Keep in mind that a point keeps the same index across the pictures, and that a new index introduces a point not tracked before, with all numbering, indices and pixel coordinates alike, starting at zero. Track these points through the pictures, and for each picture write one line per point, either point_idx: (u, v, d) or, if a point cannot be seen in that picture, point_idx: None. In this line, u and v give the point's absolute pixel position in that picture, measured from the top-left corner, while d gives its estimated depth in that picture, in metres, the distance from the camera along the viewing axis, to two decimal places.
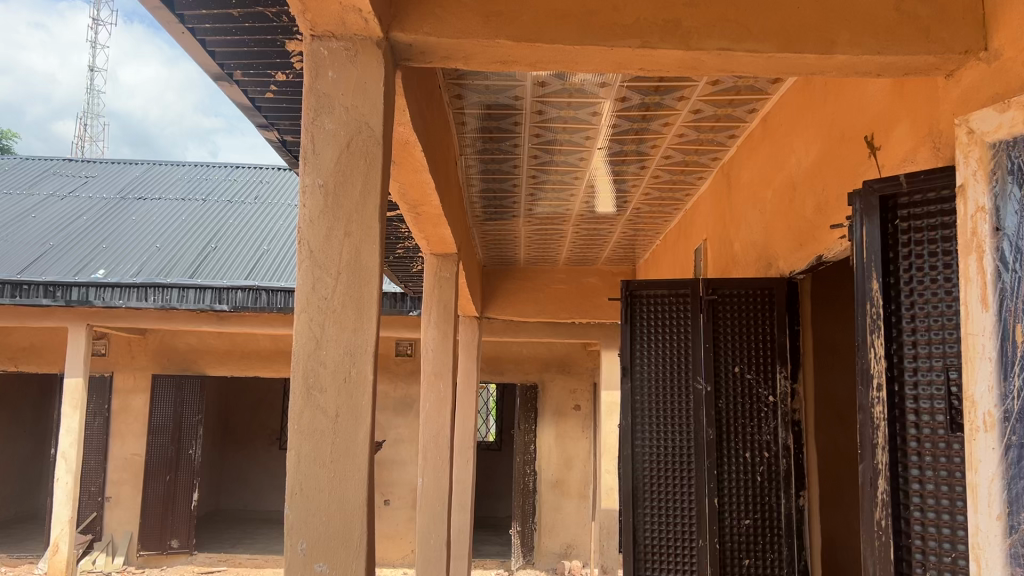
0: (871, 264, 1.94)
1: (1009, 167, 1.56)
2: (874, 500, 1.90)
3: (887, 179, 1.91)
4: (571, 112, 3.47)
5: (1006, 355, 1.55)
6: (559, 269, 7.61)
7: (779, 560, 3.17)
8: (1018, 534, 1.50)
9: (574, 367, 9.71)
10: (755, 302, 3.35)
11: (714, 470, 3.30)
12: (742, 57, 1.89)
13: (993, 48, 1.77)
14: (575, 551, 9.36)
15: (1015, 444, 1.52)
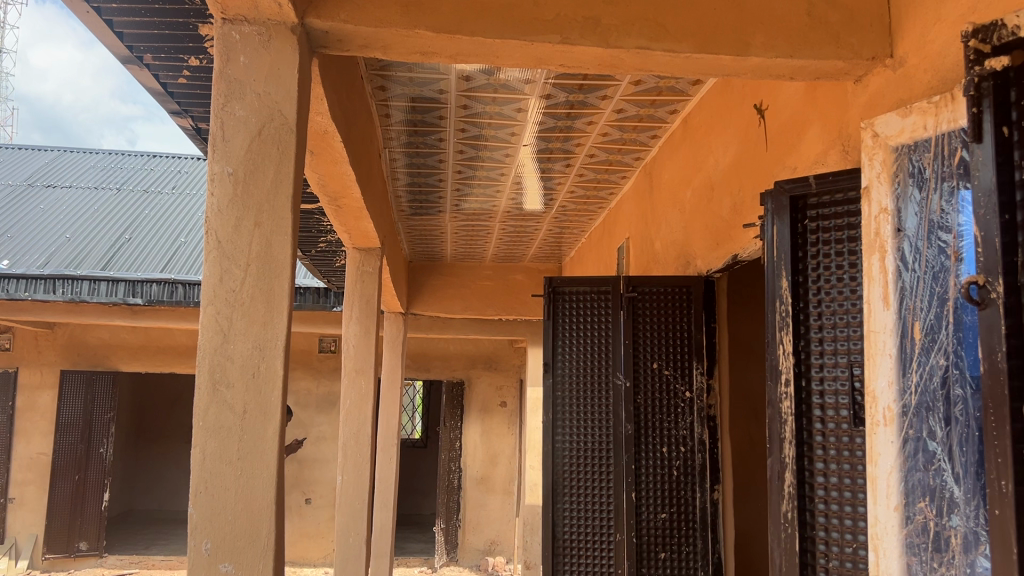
0: (781, 263, 1.98)
1: (910, 171, 1.62)
2: (780, 495, 1.93)
3: (798, 180, 1.96)
4: (496, 107, 3.46)
5: (905, 352, 1.60)
6: (485, 265, 7.62)
7: (694, 553, 3.26)
8: (913, 525, 1.56)
9: (501, 363, 9.73)
10: (673, 299, 3.42)
11: (633, 464, 3.34)
12: (659, 56, 1.90)
13: (899, 56, 1.84)
14: (499, 547, 9.39)
15: (912, 437, 1.58)
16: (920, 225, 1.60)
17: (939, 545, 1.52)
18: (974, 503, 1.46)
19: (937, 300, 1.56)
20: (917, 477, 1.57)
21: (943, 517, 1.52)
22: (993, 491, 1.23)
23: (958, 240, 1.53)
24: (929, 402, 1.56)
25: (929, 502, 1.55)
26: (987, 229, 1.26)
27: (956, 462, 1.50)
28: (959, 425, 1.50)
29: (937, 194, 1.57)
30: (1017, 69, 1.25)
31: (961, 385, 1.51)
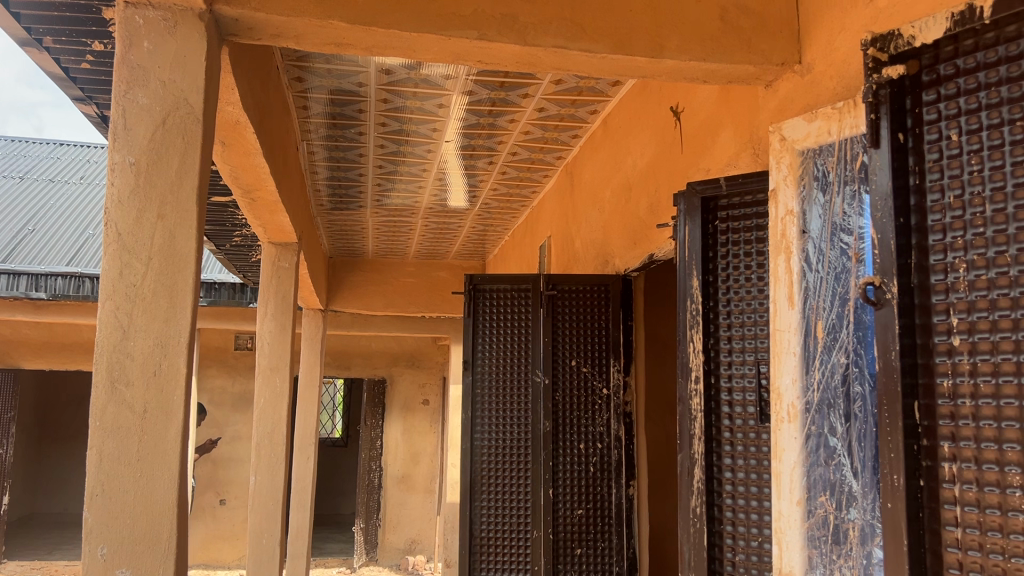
0: (692, 262, 2.01)
1: (815, 175, 1.66)
2: (689, 490, 1.96)
3: (709, 182, 2.00)
4: (417, 102, 3.43)
5: (809, 350, 1.64)
6: (407, 263, 7.56)
7: (609, 548, 3.30)
8: (815, 518, 1.60)
9: (424, 361, 9.64)
10: (591, 296, 3.46)
11: (550, 461, 3.37)
12: (576, 56, 1.91)
13: (807, 62, 1.89)
14: (419, 545, 9.34)
15: (814, 434, 1.62)
16: (823, 227, 1.65)
17: (838, 536, 1.57)
18: (870, 497, 1.54)
19: (839, 299, 1.62)
20: (819, 472, 1.61)
21: (843, 510, 1.58)
22: (886, 484, 1.27)
23: (858, 241, 1.61)
24: (831, 399, 1.61)
25: (829, 496, 1.59)
26: (883, 231, 1.30)
27: (855, 456, 1.58)
28: (858, 421, 1.58)
29: (839, 198, 1.63)
30: (912, 78, 1.30)
31: (861, 382, 1.58)
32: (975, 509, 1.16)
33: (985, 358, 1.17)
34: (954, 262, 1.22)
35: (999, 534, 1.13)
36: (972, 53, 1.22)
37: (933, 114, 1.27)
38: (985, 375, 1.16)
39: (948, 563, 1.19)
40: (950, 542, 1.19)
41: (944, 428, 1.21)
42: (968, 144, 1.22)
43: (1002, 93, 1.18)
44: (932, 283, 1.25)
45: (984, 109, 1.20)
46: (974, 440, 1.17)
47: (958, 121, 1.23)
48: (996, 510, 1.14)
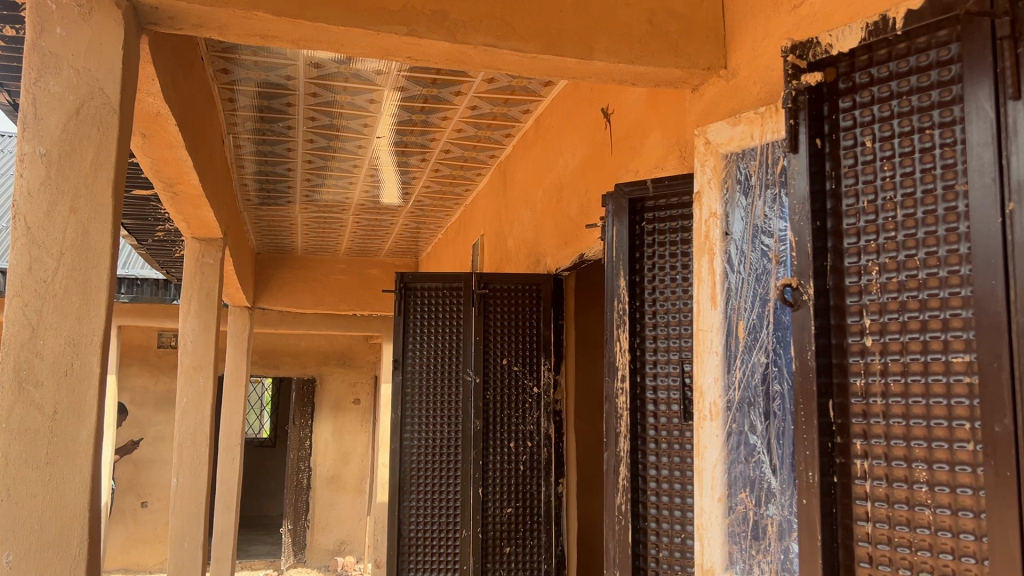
0: (619, 262, 2.02)
1: (737, 178, 1.70)
2: (615, 488, 1.96)
3: (636, 183, 2.02)
4: (347, 97, 3.38)
5: (730, 350, 1.68)
6: (338, 260, 7.47)
7: (537, 546, 3.34)
8: (735, 514, 1.64)
9: (355, 360, 9.53)
10: (523, 296, 3.47)
11: (480, 461, 3.36)
12: (506, 55, 1.90)
13: (731, 67, 1.94)
14: (348, 546, 9.27)
15: (735, 432, 1.65)
16: (745, 229, 1.69)
17: (757, 532, 1.60)
18: (787, 493, 1.56)
19: (759, 300, 1.65)
20: (739, 469, 1.64)
21: (762, 506, 1.61)
22: (801, 481, 1.31)
23: (778, 243, 1.62)
24: (751, 398, 1.64)
25: (749, 493, 1.63)
26: (801, 234, 1.34)
27: (774, 454, 1.60)
28: (776, 419, 1.61)
29: (761, 201, 1.66)
30: (829, 85, 1.34)
31: (779, 381, 1.60)
32: (884, 505, 1.20)
33: (896, 358, 1.21)
34: (867, 265, 1.26)
35: (906, 528, 1.17)
36: (885, 62, 1.26)
37: (849, 121, 1.30)
38: (895, 374, 1.20)
39: (859, 557, 1.23)
40: (861, 536, 1.23)
41: (857, 425, 1.25)
42: (881, 151, 1.25)
43: (913, 101, 1.21)
44: (846, 285, 1.29)
45: (896, 117, 1.23)
46: (885, 437, 1.21)
47: (872, 128, 1.27)
48: (904, 504, 1.18)
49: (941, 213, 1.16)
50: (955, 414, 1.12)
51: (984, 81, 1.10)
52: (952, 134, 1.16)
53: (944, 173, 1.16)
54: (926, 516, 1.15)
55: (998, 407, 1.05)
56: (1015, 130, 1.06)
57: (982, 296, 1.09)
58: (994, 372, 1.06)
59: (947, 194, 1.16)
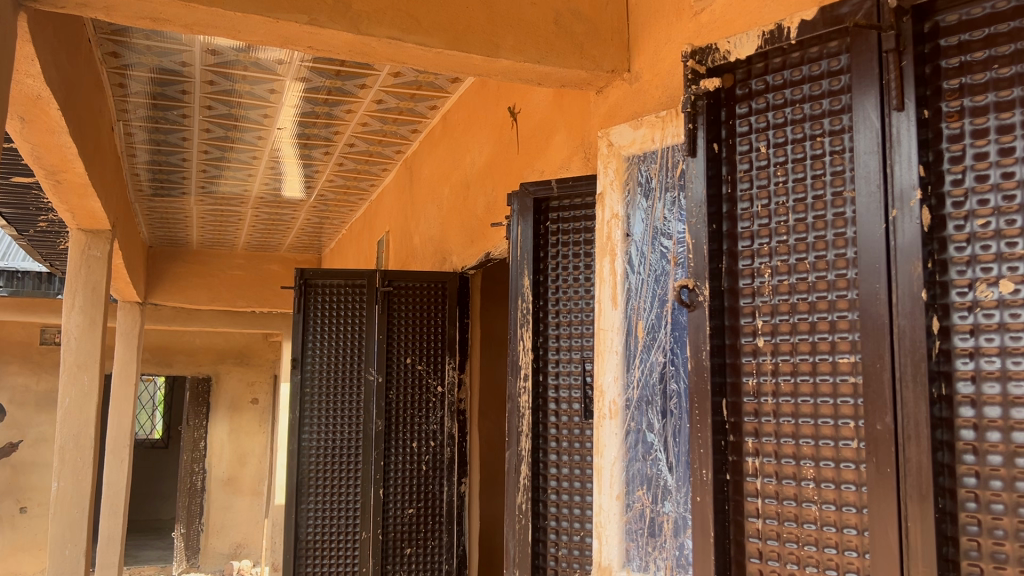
0: (524, 262, 2.03)
1: (639, 181, 1.73)
2: (516, 486, 1.96)
3: (541, 183, 2.02)
4: (247, 86, 3.27)
5: (630, 349, 1.70)
6: (237, 255, 7.26)
7: (439, 547, 3.32)
8: (633, 511, 1.66)
9: (254, 358, 9.24)
10: (427, 294, 3.43)
11: (382, 462, 3.30)
12: (410, 49, 1.86)
13: (635, 71, 1.96)
14: (245, 550, 9.02)
15: (634, 429, 1.68)
16: (645, 231, 1.72)
17: (653, 529, 1.62)
18: (683, 490, 1.58)
19: (658, 301, 1.68)
20: (636, 467, 1.67)
21: (658, 504, 1.63)
22: (696, 478, 1.34)
23: (676, 244, 1.66)
24: (649, 396, 1.67)
25: (646, 489, 1.65)
26: (698, 236, 1.37)
27: (670, 452, 1.62)
28: (673, 417, 1.63)
29: (660, 204, 1.69)
30: (727, 91, 1.37)
31: (676, 379, 1.63)
32: (774, 501, 1.24)
33: (786, 358, 1.24)
34: (760, 268, 1.30)
35: (794, 524, 1.21)
36: (779, 71, 1.29)
37: (745, 127, 1.34)
38: (785, 374, 1.24)
39: (749, 553, 1.27)
40: (752, 533, 1.27)
41: (748, 424, 1.29)
42: (775, 157, 1.29)
43: (806, 109, 1.25)
44: (741, 287, 1.33)
45: (789, 124, 1.27)
46: (774, 435, 1.24)
47: (767, 134, 1.30)
48: (792, 501, 1.21)
49: (830, 219, 1.20)
50: (841, 413, 1.16)
51: (871, 91, 1.14)
52: (841, 142, 1.20)
53: (833, 180, 1.20)
54: (813, 512, 1.18)
55: (880, 407, 1.09)
56: (898, 140, 1.10)
57: (867, 299, 1.13)
58: (877, 373, 1.10)
59: (836, 201, 1.20)
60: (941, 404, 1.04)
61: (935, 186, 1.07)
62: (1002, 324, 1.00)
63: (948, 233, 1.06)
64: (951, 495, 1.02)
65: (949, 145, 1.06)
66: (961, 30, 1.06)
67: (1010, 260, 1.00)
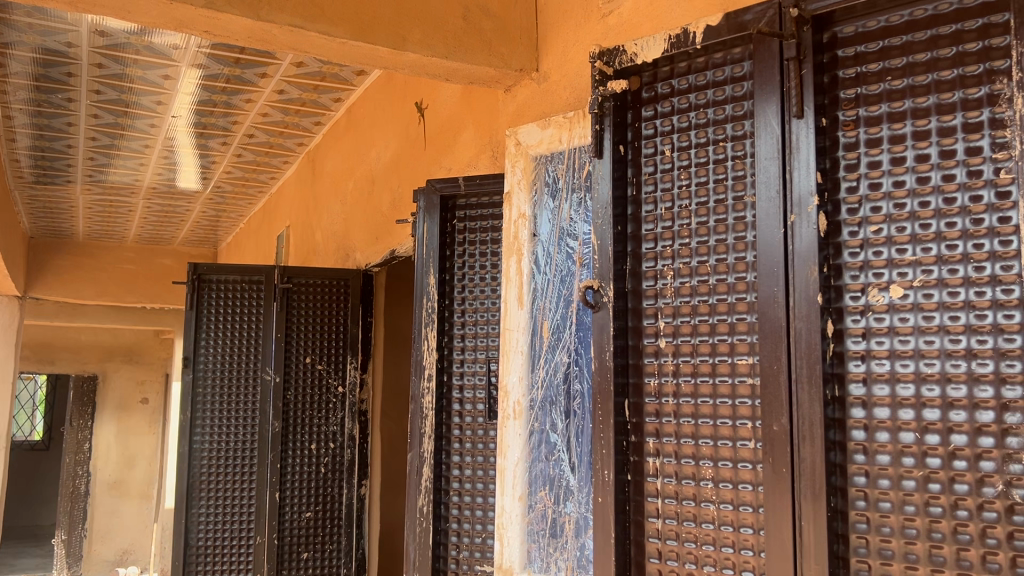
0: (429, 260, 1.99)
1: (546, 181, 1.73)
2: (417, 489, 1.92)
3: (448, 180, 1.99)
4: (139, 71, 3.11)
5: (535, 349, 1.70)
6: (126, 248, 6.94)
7: (337, 550, 3.27)
8: (536, 511, 1.66)
9: (144, 355, 8.78)
10: (329, 291, 3.35)
11: (278, 463, 3.21)
12: (313, 38, 1.79)
13: (543, 71, 1.96)
14: (131, 557, 8.61)
15: (537, 431, 1.67)
16: (552, 231, 1.71)
17: (555, 530, 1.62)
18: (584, 491, 1.58)
19: (563, 301, 1.67)
20: (539, 467, 1.66)
21: (560, 504, 1.63)
22: (597, 479, 1.34)
23: (581, 246, 1.65)
24: (553, 396, 1.66)
25: (548, 490, 1.65)
26: (603, 238, 1.37)
27: (573, 452, 1.62)
28: (576, 418, 1.62)
29: (567, 205, 1.69)
30: (633, 93, 1.38)
31: (580, 380, 1.62)
32: (674, 501, 1.25)
33: (687, 359, 1.26)
34: (663, 270, 1.31)
35: (692, 523, 1.22)
36: (685, 75, 1.30)
37: (650, 130, 1.35)
38: (686, 375, 1.26)
39: (649, 553, 1.28)
40: (652, 533, 1.28)
41: (649, 425, 1.30)
42: (679, 160, 1.30)
43: (710, 114, 1.26)
44: (644, 289, 1.34)
45: (694, 128, 1.28)
46: (675, 436, 1.26)
47: (671, 138, 1.31)
48: (691, 500, 1.23)
49: (731, 222, 1.22)
50: (739, 413, 1.18)
51: (772, 98, 1.16)
52: (743, 148, 1.22)
53: (735, 184, 1.22)
54: (711, 512, 1.20)
55: (776, 408, 1.11)
56: (797, 147, 1.12)
57: (765, 302, 1.15)
58: (774, 375, 1.12)
59: (737, 205, 1.22)
60: (834, 405, 1.07)
61: (831, 193, 1.10)
62: (892, 327, 1.03)
63: (843, 239, 1.09)
64: (843, 494, 1.05)
65: (845, 153, 1.09)
66: (857, 42, 1.09)
67: (900, 265, 1.03)
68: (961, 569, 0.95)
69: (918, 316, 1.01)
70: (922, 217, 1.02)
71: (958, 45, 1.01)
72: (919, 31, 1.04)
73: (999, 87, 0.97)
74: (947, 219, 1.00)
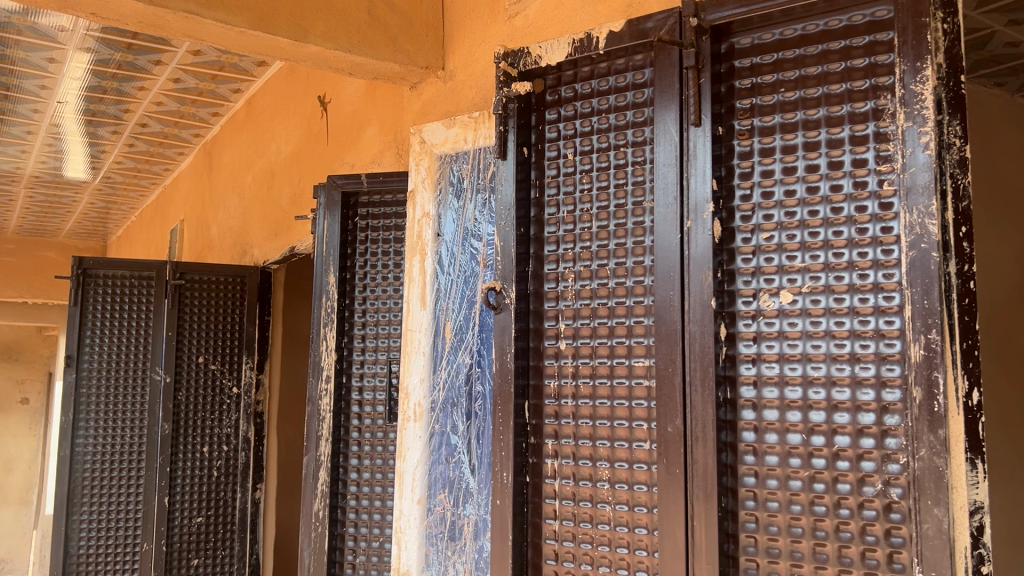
0: (329, 258, 1.95)
1: (451, 180, 1.71)
2: (313, 492, 1.86)
3: (351, 176, 1.94)
4: (21, 52, 2.93)
5: (437, 350, 1.68)
6: (6, 239, 6.54)
7: (230, 556, 3.19)
8: (435, 514, 1.64)
9: (24, 354, 8.30)
10: (224, 288, 3.25)
11: (168, 467, 3.09)
12: (210, 26, 1.71)
13: (449, 69, 1.94)
14: (7, 565, 8.01)
15: (438, 432, 1.65)
16: (456, 231, 1.69)
17: (454, 533, 1.61)
18: (484, 492, 1.57)
19: (466, 302, 1.65)
20: (439, 469, 1.64)
21: (459, 507, 1.61)
22: (496, 482, 1.32)
23: (485, 247, 1.63)
24: (455, 398, 1.64)
25: (448, 493, 1.63)
26: (506, 239, 1.36)
27: (473, 453, 1.60)
28: (477, 419, 1.61)
29: (471, 205, 1.67)
30: (537, 96, 1.38)
31: (482, 381, 1.61)
32: (571, 502, 1.26)
33: (586, 361, 1.27)
34: (565, 272, 1.32)
35: (589, 525, 1.23)
36: (588, 80, 1.31)
37: (554, 133, 1.35)
38: (585, 377, 1.26)
39: (546, 554, 1.28)
40: (549, 534, 1.28)
41: (549, 426, 1.30)
42: (581, 164, 1.31)
43: (611, 119, 1.28)
44: (545, 290, 1.34)
45: (596, 133, 1.29)
46: (573, 437, 1.26)
47: (574, 142, 1.32)
48: (588, 501, 1.24)
49: (631, 227, 1.24)
50: (635, 414, 1.19)
51: (671, 105, 1.18)
52: (643, 154, 1.23)
53: (635, 190, 1.24)
54: (607, 512, 1.21)
55: (671, 410, 1.13)
56: (694, 154, 1.14)
57: (662, 306, 1.16)
58: (669, 377, 1.14)
59: (636, 210, 1.23)
60: (726, 407, 1.10)
61: (726, 200, 1.13)
62: (782, 331, 1.07)
63: (737, 245, 1.12)
64: (733, 494, 1.08)
65: (740, 161, 1.12)
66: (753, 54, 1.12)
67: (790, 272, 1.07)
68: (842, 565, 0.99)
69: (806, 322, 1.05)
70: (811, 226, 1.06)
71: (847, 60, 1.05)
72: (811, 46, 1.07)
73: (883, 102, 1.02)
74: (834, 228, 1.04)
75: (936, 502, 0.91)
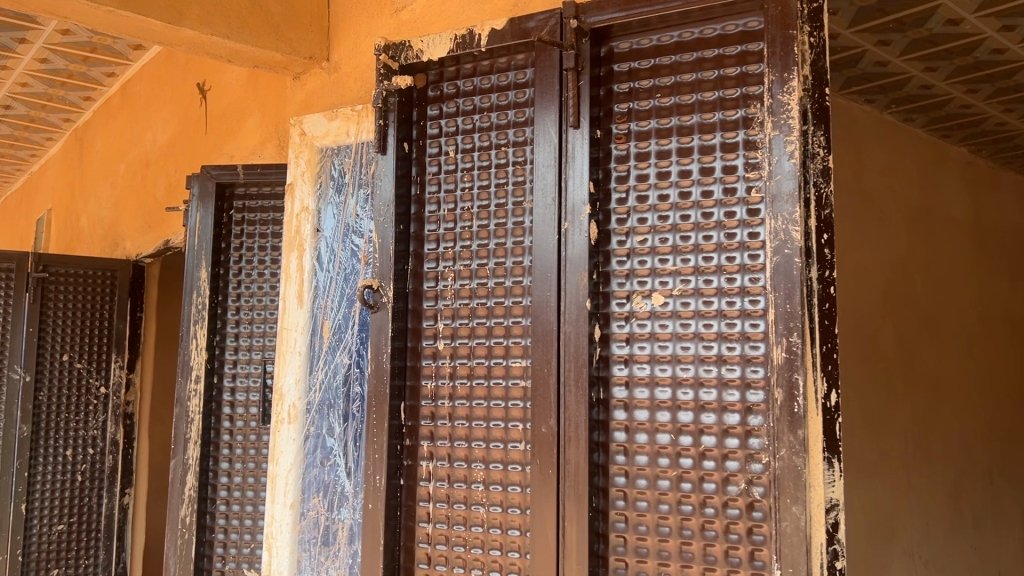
0: (202, 252, 1.85)
1: (332, 175, 1.67)
2: (179, 498, 1.76)
3: (226, 167, 1.85)
4: None
5: (314, 350, 1.63)
6: None
7: (93, 565, 3.04)
8: (308, 519, 1.58)
9: None
10: (92, 282, 3.07)
11: (26, 472, 2.88)
12: (74, 3, 1.60)
13: (334, 61, 1.88)
14: None
15: (313, 435, 1.61)
16: (336, 227, 1.64)
17: (327, 537, 1.56)
18: (359, 496, 1.54)
19: (346, 300, 1.61)
20: (314, 473, 1.60)
21: (333, 511, 1.56)
22: (367, 485, 1.28)
23: (366, 244, 1.60)
24: (332, 399, 1.60)
25: (322, 497, 1.58)
26: (384, 236, 1.32)
27: (349, 456, 1.57)
28: (354, 421, 1.57)
29: (353, 201, 1.63)
30: (419, 90, 1.35)
31: (360, 382, 1.58)
32: (445, 505, 1.24)
33: (463, 360, 1.25)
34: (444, 272, 1.30)
35: (462, 527, 1.21)
36: (470, 77, 1.30)
37: (435, 129, 1.33)
38: (461, 377, 1.25)
39: (418, 558, 1.26)
40: (421, 538, 1.26)
41: (424, 427, 1.28)
42: (462, 162, 1.29)
43: (493, 118, 1.26)
44: (424, 290, 1.32)
45: (477, 131, 1.28)
46: (449, 438, 1.25)
47: (455, 139, 1.30)
48: (462, 504, 1.22)
49: (510, 227, 1.23)
50: (511, 415, 1.19)
51: (552, 106, 1.17)
52: (524, 154, 1.23)
53: (515, 190, 1.23)
54: (480, 514, 1.20)
55: (545, 410, 1.13)
56: (573, 156, 1.14)
57: (538, 306, 1.16)
58: (544, 377, 1.14)
59: (516, 210, 1.23)
60: (598, 408, 1.10)
61: (602, 203, 1.13)
62: (653, 333, 1.08)
63: (612, 247, 1.12)
64: (604, 494, 1.08)
65: (616, 165, 1.13)
66: (631, 58, 1.13)
67: (662, 274, 1.08)
68: (707, 564, 1.01)
69: (676, 323, 1.06)
70: (683, 230, 1.07)
71: (720, 68, 1.07)
72: (687, 53, 1.09)
73: (753, 110, 1.04)
74: (704, 233, 1.06)
75: (795, 500, 0.93)
